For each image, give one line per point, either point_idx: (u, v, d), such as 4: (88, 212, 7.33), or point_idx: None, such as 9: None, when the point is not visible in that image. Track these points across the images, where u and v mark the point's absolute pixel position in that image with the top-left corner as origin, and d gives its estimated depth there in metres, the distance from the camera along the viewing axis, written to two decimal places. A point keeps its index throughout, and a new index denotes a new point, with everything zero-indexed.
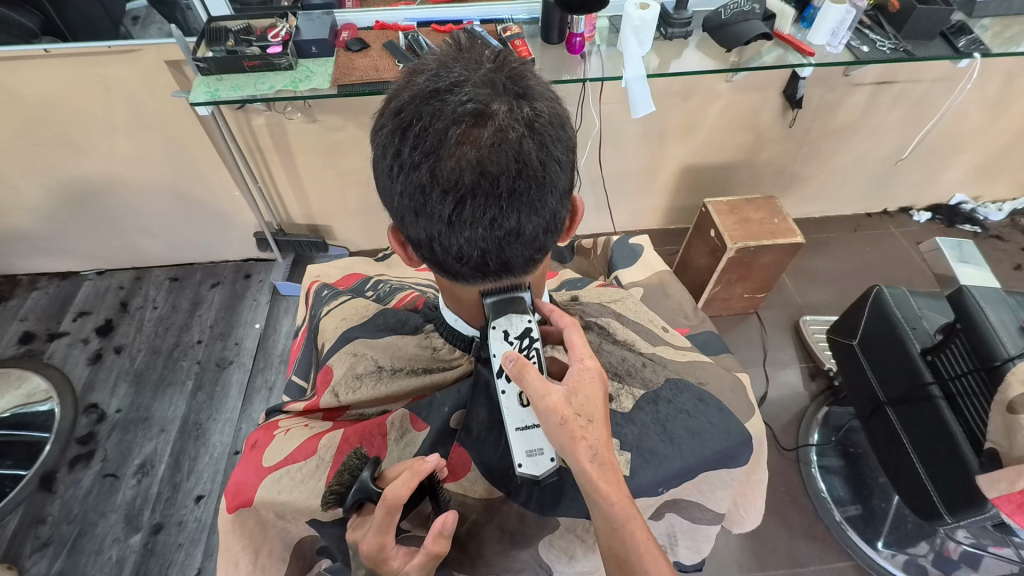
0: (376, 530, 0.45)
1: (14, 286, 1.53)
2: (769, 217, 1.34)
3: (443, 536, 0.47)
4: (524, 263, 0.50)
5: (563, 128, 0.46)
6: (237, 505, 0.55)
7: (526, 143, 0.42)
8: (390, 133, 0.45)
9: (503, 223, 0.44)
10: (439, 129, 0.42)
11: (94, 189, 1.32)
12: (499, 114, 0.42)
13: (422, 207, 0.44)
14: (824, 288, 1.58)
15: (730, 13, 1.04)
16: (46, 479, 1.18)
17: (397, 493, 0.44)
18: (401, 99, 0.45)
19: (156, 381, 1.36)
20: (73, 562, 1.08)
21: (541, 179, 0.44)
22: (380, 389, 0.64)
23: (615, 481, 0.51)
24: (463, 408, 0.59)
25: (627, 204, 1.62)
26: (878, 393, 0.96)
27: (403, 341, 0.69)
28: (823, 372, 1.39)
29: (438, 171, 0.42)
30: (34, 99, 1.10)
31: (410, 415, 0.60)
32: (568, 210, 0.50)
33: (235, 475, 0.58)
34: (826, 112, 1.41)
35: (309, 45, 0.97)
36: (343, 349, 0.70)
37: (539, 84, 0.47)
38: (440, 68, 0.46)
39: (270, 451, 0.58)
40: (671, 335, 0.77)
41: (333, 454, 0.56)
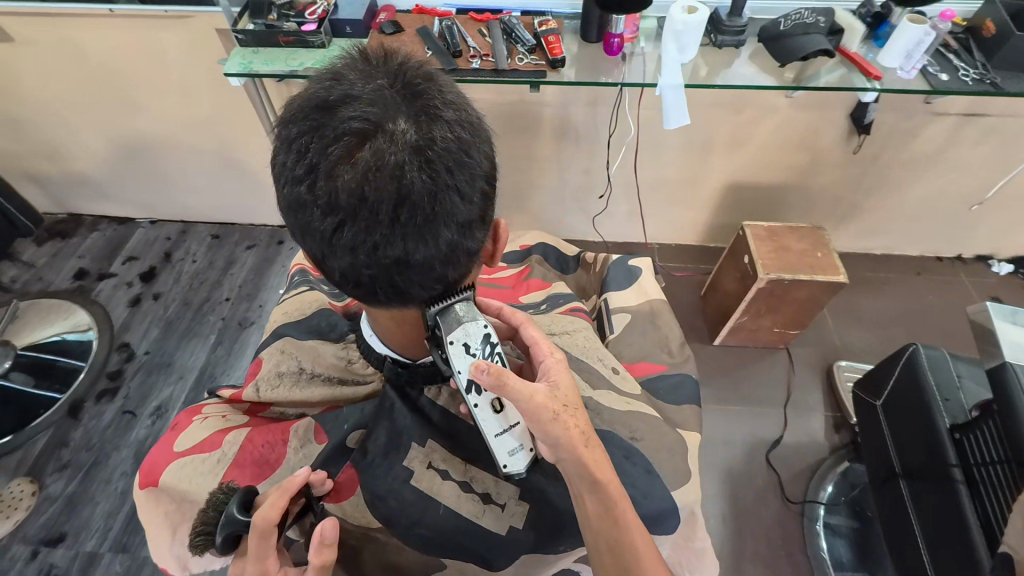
0: (255, 557, 0.47)
1: (77, 225, 1.66)
2: (812, 249, 1.23)
3: (327, 546, 0.48)
4: (425, 290, 0.48)
5: (468, 154, 0.43)
6: (148, 483, 0.60)
7: (408, 169, 0.40)
8: (282, 143, 0.44)
9: (387, 251, 0.43)
10: (319, 145, 0.40)
11: (148, 145, 1.40)
12: (385, 135, 0.40)
13: (308, 223, 0.44)
14: (867, 331, 1.45)
15: (790, 25, 0.95)
16: (74, 408, 1.29)
17: (267, 516, 0.46)
18: (295, 107, 0.44)
19: (183, 331, 1.44)
20: (85, 487, 1.17)
21: (429, 210, 0.41)
22: (296, 392, 0.66)
23: (605, 463, 0.55)
24: (361, 428, 0.62)
25: (662, 215, 1.54)
26: (894, 462, 0.86)
27: (325, 348, 0.71)
28: (849, 424, 1.28)
29: (317, 189, 0.41)
30: (95, 57, 1.18)
31: (314, 426, 0.62)
32: (478, 240, 0.48)
33: (151, 454, 0.63)
34: (899, 140, 1.27)
35: (344, 25, 0.99)
36: (274, 344, 0.72)
37: (450, 102, 0.44)
38: (341, 76, 0.44)
39: (185, 436, 0.63)
40: (620, 378, 0.73)
41: (236, 452, 0.60)
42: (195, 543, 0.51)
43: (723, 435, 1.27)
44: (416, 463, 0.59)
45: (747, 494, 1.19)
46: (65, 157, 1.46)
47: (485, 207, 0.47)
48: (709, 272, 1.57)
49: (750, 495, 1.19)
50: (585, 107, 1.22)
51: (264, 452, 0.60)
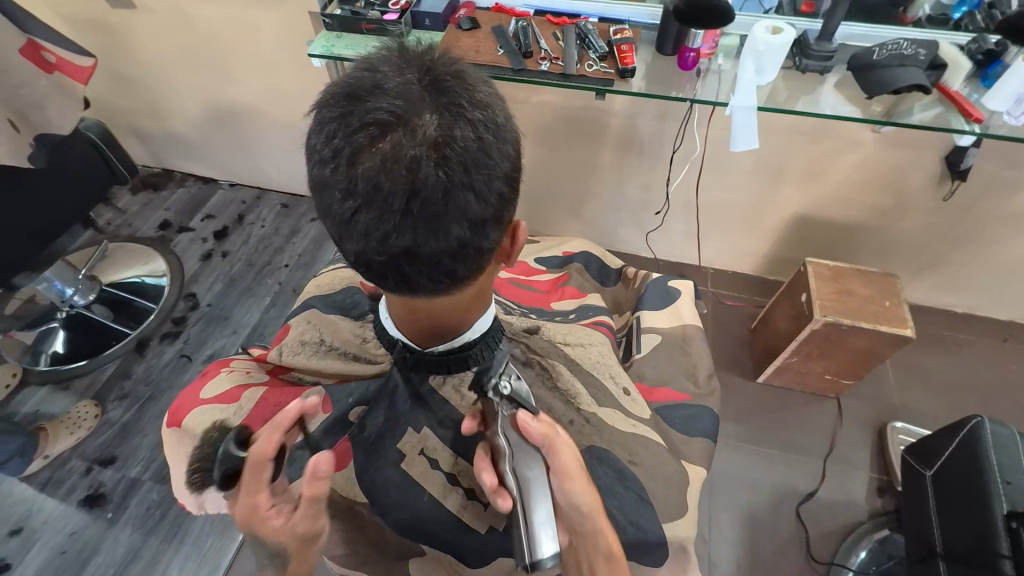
0: (248, 492, 0.51)
1: (167, 180, 1.81)
2: (878, 297, 1.14)
3: (318, 478, 0.51)
4: (433, 284, 0.49)
5: (489, 154, 0.44)
6: (172, 423, 0.65)
7: (424, 164, 0.41)
8: (315, 125, 0.46)
9: (397, 240, 0.44)
10: (346, 131, 0.42)
11: (237, 114, 1.51)
12: (407, 129, 0.41)
13: (329, 204, 0.46)
14: (933, 394, 1.33)
15: (885, 55, 0.89)
16: (140, 344, 1.41)
17: (261, 449, 0.49)
18: (330, 93, 0.46)
19: (243, 289, 1.54)
20: (138, 418, 1.29)
21: (441, 206, 0.42)
22: (312, 361, 0.72)
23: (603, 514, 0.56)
24: (364, 405, 0.66)
25: (720, 240, 1.48)
26: (936, 540, 0.79)
27: (344, 324, 0.76)
28: (895, 490, 1.18)
29: (339, 173, 0.43)
30: (201, 28, 1.28)
31: (322, 397, 0.67)
32: (492, 240, 0.48)
33: (181, 397, 0.68)
34: (999, 191, 1.16)
35: (424, 18, 1.03)
36: (301, 314, 0.79)
37: (478, 101, 0.45)
38: (375, 66, 0.45)
39: (210, 386, 0.68)
40: (630, 402, 0.72)
41: (251, 408, 0.64)
42: (193, 480, 0.56)
43: (751, 477, 1.21)
44: (407, 449, 0.61)
45: (768, 544, 1.13)
46: (164, 116, 1.60)
47: (501, 208, 0.47)
48: (763, 306, 1.49)
49: (772, 546, 1.13)
50: (653, 120, 1.19)
51: (275, 412, 0.64)
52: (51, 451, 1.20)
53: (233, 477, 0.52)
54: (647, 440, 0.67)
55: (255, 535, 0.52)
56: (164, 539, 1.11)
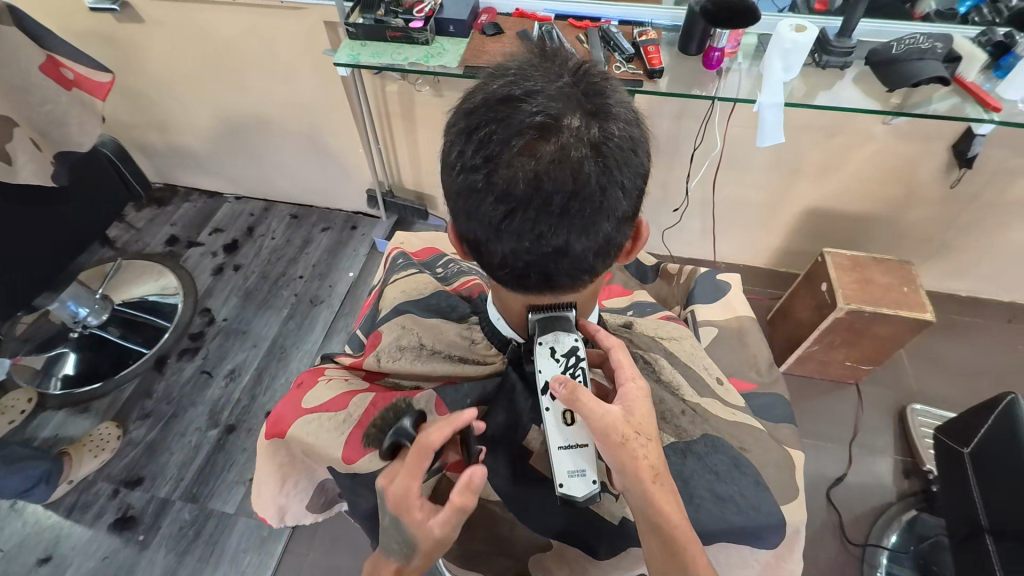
0: (407, 474, 0.49)
1: (173, 195, 1.79)
2: (897, 284, 1.17)
3: (470, 491, 0.47)
4: (570, 281, 0.51)
5: (634, 152, 0.46)
6: (273, 434, 0.63)
7: (587, 164, 0.42)
8: (459, 132, 0.46)
9: (550, 240, 0.45)
10: (502, 136, 0.43)
11: (249, 125, 1.50)
12: (566, 131, 0.43)
13: (475, 208, 0.46)
14: (948, 378, 1.37)
15: (903, 50, 0.91)
16: (159, 362, 1.39)
17: (431, 439, 0.48)
18: (474, 100, 0.46)
19: (260, 302, 1.53)
20: (163, 436, 1.26)
21: (598, 203, 0.44)
22: (416, 365, 0.67)
23: (672, 497, 0.51)
24: (483, 405, 0.63)
25: (735, 236, 1.50)
26: (979, 516, 0.81)
27: (447, 327, 0.71)
28: (921, 472, 1.21)
29: (494, 177, 0.43)
30: (215, 40, 1.27)
31: (436, 399, 0.62)
32: (626, 235, 0.50)
33: (278, 406, 0.66)
34: (1003, 179, 1.20)
35: (449, 24, 1.02)
36: (393, 319, 0.73)
37: (619, 103, 0.46)
38: (519, 73, 0.47)
39: (311, 394, 0.65)
40: (725, 390, 0.73)
41: (360, 414, 0.61)
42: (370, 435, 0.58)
43: None
44: (534, 444, 0.60)
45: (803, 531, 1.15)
46: (172, 130, 1.58)
47: (636, 205, 0.49)
48: (777, 298, 1.52)
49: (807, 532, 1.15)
50: (672, 120, 1.21)
51: (388, 416, 0.61)
52: (74, 476, 1.17)
53: (398, 449, 0.53)
54: (750, 428, 0.67)
55: (399, 519, 0.50)
56: (201, 558, 1.09)
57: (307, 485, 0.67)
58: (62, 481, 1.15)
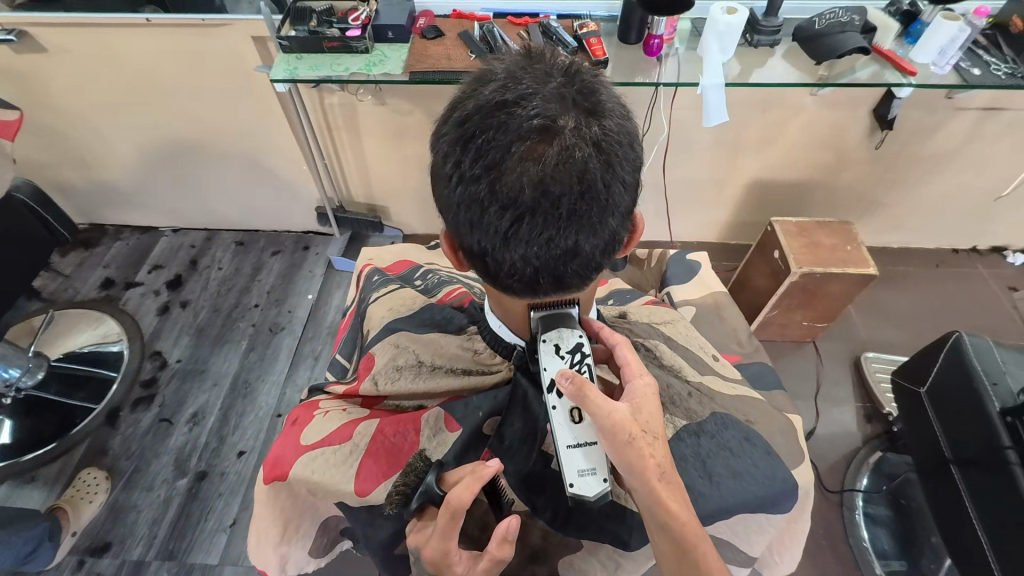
0: (440, 536, 0.45)
1: (102, 234, 1.66)
2: (842, 244, 1.25)
3: (507, 542, 0.46)
4: (578, 281, 0.50)
5: (631, 146, 0.46)
6: (273, 478, 0.60)
7: (591, 163, 0.42)
8: (453, 142, 0.45)
9: (560, 243, 0.44)
10: (502, 142, 0.42)
11: (181, 152, 1.40)
12: (566, 132, 0.42)
13: (478, 218, 0.45)
14: (893, 325, 1.47)
15: (825, 24, 0.97)
16: (111, 416, 1.29)
17: (460, 499, 0.44)
18: (465, 108, 0.45)
19: (215, 337, 1.44)
20: (127, 495, 1.17)
21: (604, 201, 0.44)
22: (418, 384, 0.66)
23: (679, 494, 0.52)
24: (496, 415, 0.61)
25: (688, 214, 1.56)
26: (944, 449, 0.88)
27: (445, 340, 0.69)
28: (881, 415, 1.29)
29: (498, 186, 0.42)
30: (132, 65, 1.19)
31: (444, 415, 0.61)
32: (627, 230, 0.50)
33: (276, 448, 0.63)
34: (921, 136, 1.30)
35: (387, 30, 0.99)
36: (386, 339, 0.71)
37: (610, 99, 0.47)
38: (508, 77, 0.46)
39: (310, 430, 0.63)
40: (721, 365, 0.76)
41: (367, 442, 0.60)
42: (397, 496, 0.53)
43: None
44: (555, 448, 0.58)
45: None
46: (94, 166, 1.46)
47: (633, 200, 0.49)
48: (733, 269, 1.59)
49: None
50: None
51: (396, 441, 0.60)
52: (78, 526, 1.09)
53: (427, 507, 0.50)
54: (751, 400, 0.70)
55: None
56: None
57: (309, 526, 0.64)
58: (67, 535, 1.07)
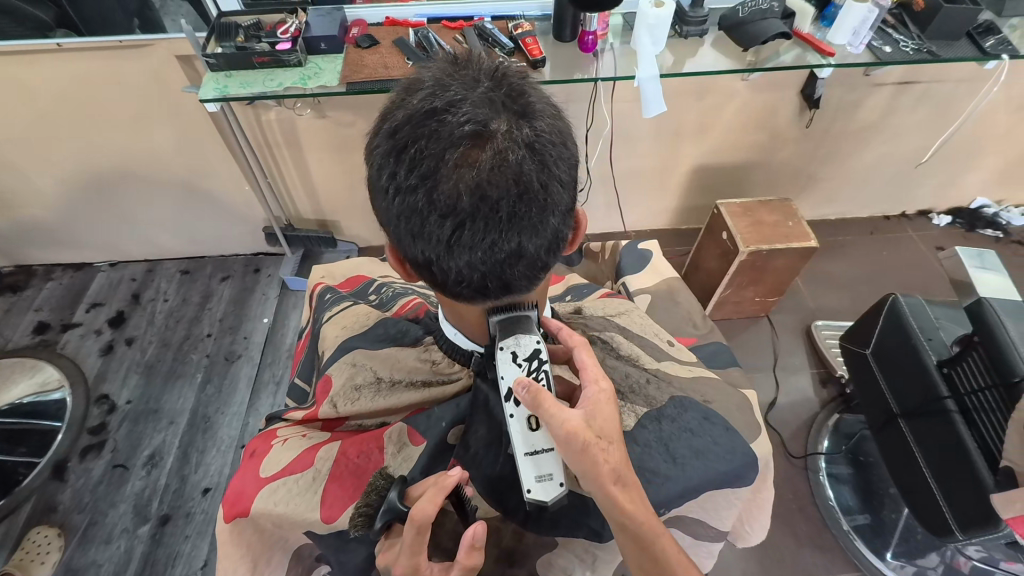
0: (409, 552, 0.45)
1: (30, 276, 1.55)
2: (784, 220, 1.31)
3: (476, 548, 0.47)
4: (528, 283, 0.50)
5: (565, 146, 0.46)
6: (234, 515, 0.57)
7: (525, 165, 0.42)
8: (386, 153, 0.45)
9: (503, 246, 0.44)
10: (435, 151, 0.42)
11: (109, 182, 1.33)
12: (498, 136, 0.42)
13: (419, 228, 0.44)
14: (838, 292, 1.55)
15: (748, 11, 1.01)
16: (58, 469, 1.20)
17: (425, 510, 0.45)
18: (396, 119, 0.45)
19: (166, 373, 1.37)
20: (83, 550, 1.10)
21: (542, 201, 0.44)
22: (378, 402, 0.65)
23: (637, 494, 0.53)
24: (461, 424, 0.61)
25: (639, 203, 1.59)
26: (892, 405, 0.93)
27: (402, 353, 0.69)
28: (835, 378, 1.36)
29: (436, 194, 0.42)
30: (44, 94, 1.11)
31: (407, 429, 0.61)
32: (571, 227, 0.50)
33: (233, 484, 0.60)
34: (846, 112, 1.37)
35: (319, 42, 0.96)
36: (342, 358, 0.70)
37: (540, 100, 0.47)
38: (437, 85, 0.46)
39: (268, 461, 0.61)
40: (677, 349, 0.78)
41: (330, 467, 0.58)
42: (358, 520, 0.51)
43: None
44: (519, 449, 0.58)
45: None
46: (13, 204, 1.36)
47: (573, 198, 0.50)
48: (686, 253, 1.64)
49: None
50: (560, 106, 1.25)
51: (361, 461, 0.59)
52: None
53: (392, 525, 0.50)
54: (707, 380, 0.72)
55: None
56: None
57: (281, 556, 0.61)
58: None
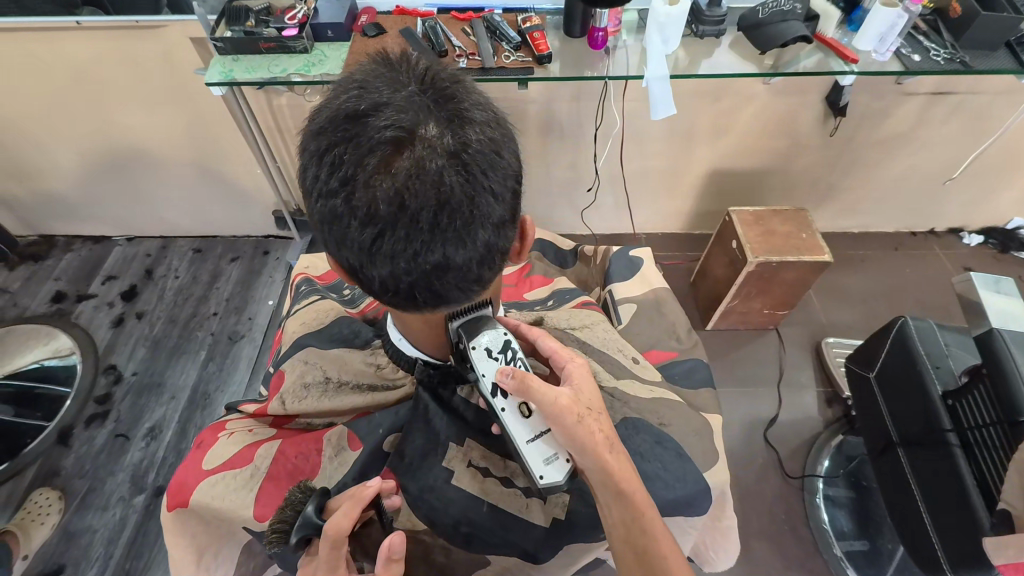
0: (327, 568, 0.46)
1: (51, 247, 1.60)
2: (797, 231, 1.26)
3: (395, 560, 0.47)
4: (463, 293, 0.49)
5: (500, 155, 0.45)
6: (176, 504, 0.61)
7: (447, 175, 0.41)
8: (312, 155, 0.45)
9: (427, 256, 0.44)
10: (355, 156, 0.41)
11: (124, 160, 1.36)
12: (420, 143, 0.41)
13: (343, 234, 0.44)
14: (852, 309, 1.49)
15: (768, 13, 0.97)
16: (63, 435, 1.25)
17: (341, 525, 0.46)
18: (323, 119, 0.45)
19: (172, 349, 1.41)
20: (81, 515, 1.14)
21: (467, 213, 0.43)
22: (324, 403, 0.66)
23: (629, 470, 0.55)
24: (398, 431, 0.63)
25: (649, 205, 1.55)
26: (891, 432, 0.89)
27: (351, 356, 0.70)
28: (841, 398, 1.31)
29: (354, 201, 0.42)
30: (64, 72, 1.14)
31: (347, 433, 0.63)
32: (510, 238, 0.49)
33: (179, 474, 0.63)
34: (874, 120, 1.31)
35: (326, 29, 0.96)
36: (295, 356, 0.72)
37: (476, 104, 0.45)
38: (367, 84, 0.45)
39: (211, 455, 0.63)
40: (641, 367, 0.76)
41: (267, 466, 0.61)
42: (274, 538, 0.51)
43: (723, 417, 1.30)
44: (456, 463, 0.60)
45: (749, 472, 1.21)
46: (35, 176, 1.41)
47: (513, 208, 0.48)
48: (697, 259, 1.60)
49: (752, 472, 1.21)
50: (570, 102, 1.23)
51: (298, 462, 0.61)
52: (29, 549, 1.07)
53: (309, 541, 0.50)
54: (669, 401, 0.71)
55: None
56: None
57: (230, 552, 0.63)
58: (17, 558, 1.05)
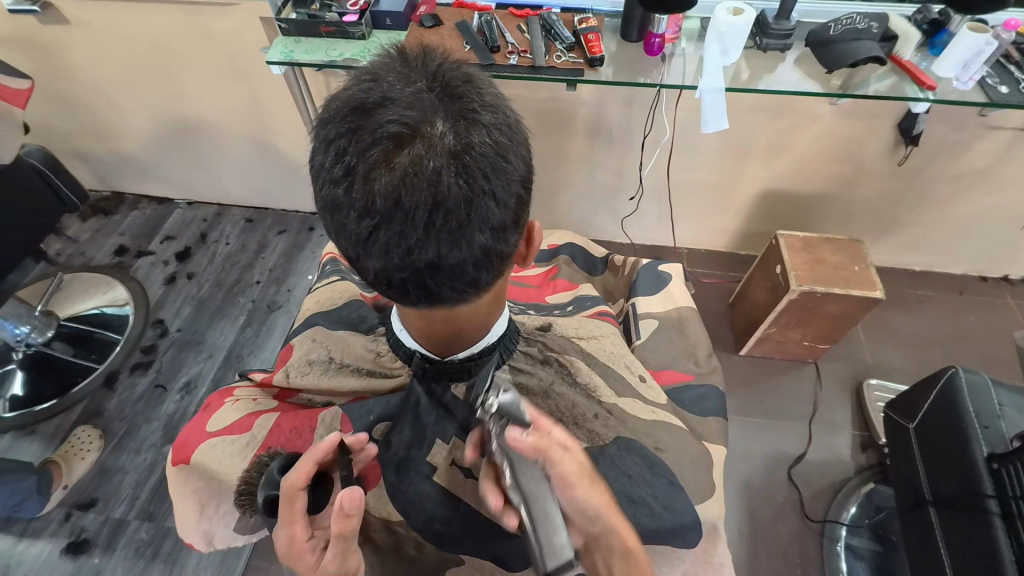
0: (284, 523, 0.49)
1: (120, 203, 1.72)
2: (848, 263, 1.19)
3: (348, 515, 0.48)
4: (457, 293, 0.50)
5: (505, 159, 0.44)
6: (179, 460, 0.66)
7: (444, 175, 0.41)
8: (320, 143, 0.46)
9: (420, 253, 0.44)
10: (358, 148, 0.42)
11: (191, 128, 1.44)
12: (421, 141, 0.42)
13: (343, 224, 0.46)
14: (902, 351, 1.40)
15: (840, 30, 0.92)
16: (109, 378, 1.34)
17: (294, 481, 0.49)
18: (334, 108, 0.46)
19: (214, 310, 1.48)
20: (116, 455, 1.22)
21: (464, 215, 0.43)
22: (324, 381, 0.70)
23: None
24: (388, 420, 0.65)
25: (693, 220, 1.51)
26: (924, 489, 0.83)
27: (354, 339, 0.75)
28: (877, 445, 1.23)
29: (353, 192, 0.43)
30: (144, 41, 1.21)
31: (341, 415, 0.66)
32: (511, 243, 0.49)
33: (185, 432, 0.68)
34: (950, 152, 1.21)
35: (384, 18, 0.98)
36: (305, 333, 0.78)
37: (486, 106, 0.45)
38: (380, 76, 0.45)
39: (216, 418, 0.67)
40: (648, 388, 0.75)
41: (264, 436, 0.64)
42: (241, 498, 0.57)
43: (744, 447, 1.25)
44: (439, 460, 0.60)
45: (765, 507, 1.16)
46: (112, 137, 1.51)
47: (517, 213, 0.48)
48: (739, 281, 1.54)
49: (768, 508, 1.16)
50: (621, 107, 1.20)
51: (292, 436, 0.64)
52: (69, 480, 1.15)
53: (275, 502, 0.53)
54: (670, 426, 0.71)
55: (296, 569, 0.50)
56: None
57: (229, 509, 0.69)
58: (57, 486, 1.13)
